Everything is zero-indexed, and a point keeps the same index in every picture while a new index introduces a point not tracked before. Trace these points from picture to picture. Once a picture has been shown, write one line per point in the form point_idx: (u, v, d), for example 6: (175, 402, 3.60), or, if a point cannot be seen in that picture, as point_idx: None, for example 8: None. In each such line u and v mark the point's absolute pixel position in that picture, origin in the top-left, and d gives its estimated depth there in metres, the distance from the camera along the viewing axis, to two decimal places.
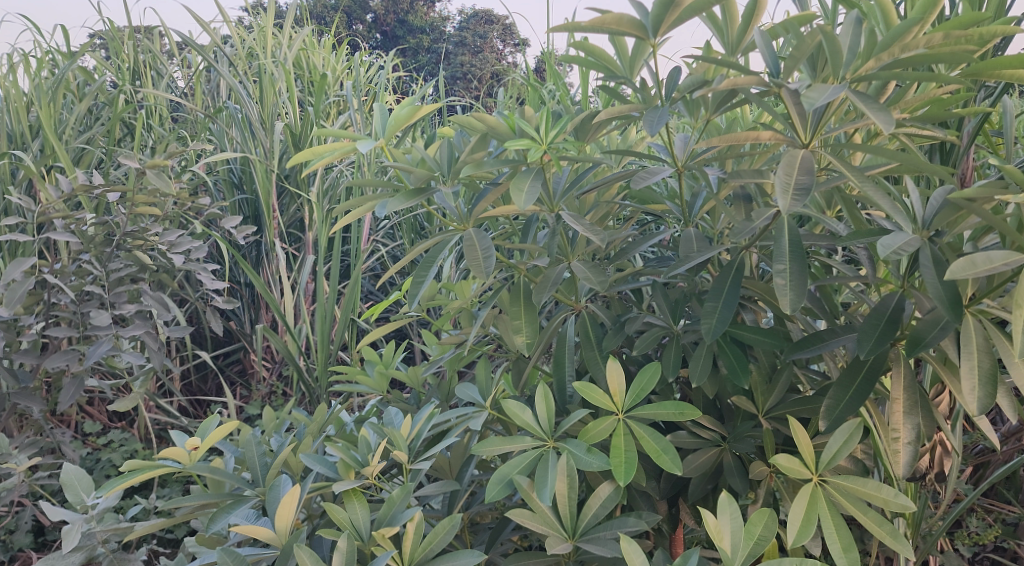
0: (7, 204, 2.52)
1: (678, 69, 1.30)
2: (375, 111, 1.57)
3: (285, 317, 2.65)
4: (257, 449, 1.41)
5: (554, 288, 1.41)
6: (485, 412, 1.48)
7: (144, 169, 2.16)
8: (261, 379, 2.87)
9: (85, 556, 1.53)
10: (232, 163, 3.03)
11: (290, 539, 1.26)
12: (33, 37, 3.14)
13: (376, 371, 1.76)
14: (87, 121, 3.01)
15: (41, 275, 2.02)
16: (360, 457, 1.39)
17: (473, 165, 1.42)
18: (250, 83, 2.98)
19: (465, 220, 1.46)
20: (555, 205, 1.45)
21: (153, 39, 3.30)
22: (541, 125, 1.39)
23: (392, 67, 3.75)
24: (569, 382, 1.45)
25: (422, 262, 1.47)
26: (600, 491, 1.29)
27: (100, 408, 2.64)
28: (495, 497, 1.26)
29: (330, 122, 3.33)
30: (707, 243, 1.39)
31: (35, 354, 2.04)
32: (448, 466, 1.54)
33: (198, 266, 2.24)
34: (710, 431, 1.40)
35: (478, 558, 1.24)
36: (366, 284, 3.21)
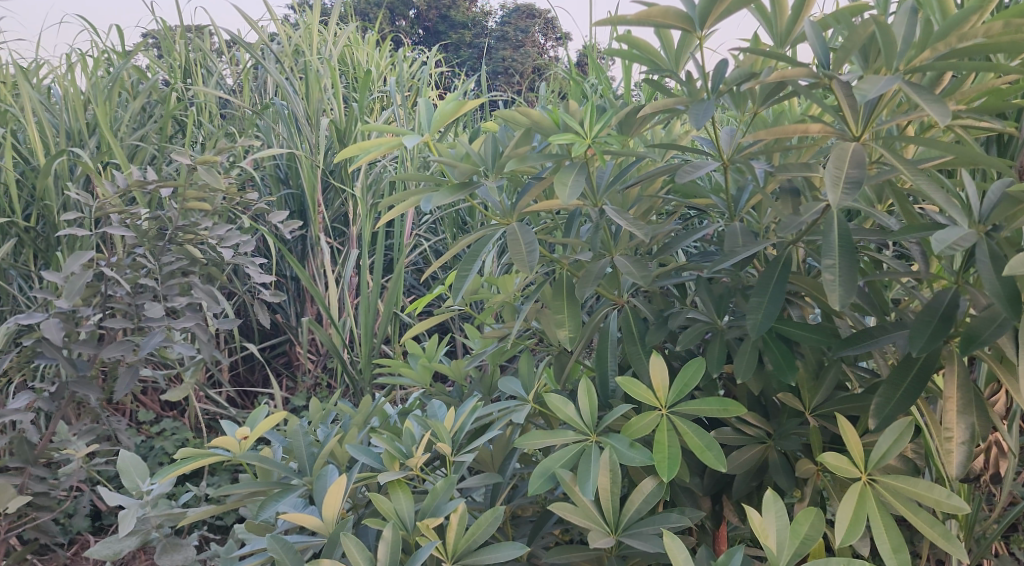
0: (66, 199, 2.59)
1: (725, 61, 1.27)
2: (420, 106, 1.59)
3: (330, 310, 2.68)
4: (304, 438, 1.44)
5: (597, 282, 1.41)
6: (528, 405, 1.49)
7: (195, 165, 2.21)
8: (306, 371, 2.91)
9: (140, 541, 1.57)
10: (279, 159, 3.09)
11: (337, 528, 1.28)
12: (90, 37, 3.24)
13: (421, 363, 1.78)
14: (141, 118, 3.09)
15: (98, 268, 2.08)
16: (404, 449, 1.41)
17: (517, 160, 1.43)
18: (296, 80, 3.03)
19: (509, 215, 1.46)
20: (599, 200, 1.45)
21: (204, 37, 3.37)
22: (585, 119, 1.39)
23: (435, 62, 3.77)
24: (612, 376, 1.45)
25: (466, 256, 1.48)
26: (643, 486, 1.29)
27: (153, 397, 2.70)
28: (538, 490, 1.27)
29: (374, 117, 3.37)
30: (753, 237, 1.37)
31: (94, 344, 2.09)
32: (490, 459, 1.55)
33: (247, 261, 2.27)
34: (755, 428, 1.39)
35: (520, 551, 1.24)
36: (409, 278, 3.24)
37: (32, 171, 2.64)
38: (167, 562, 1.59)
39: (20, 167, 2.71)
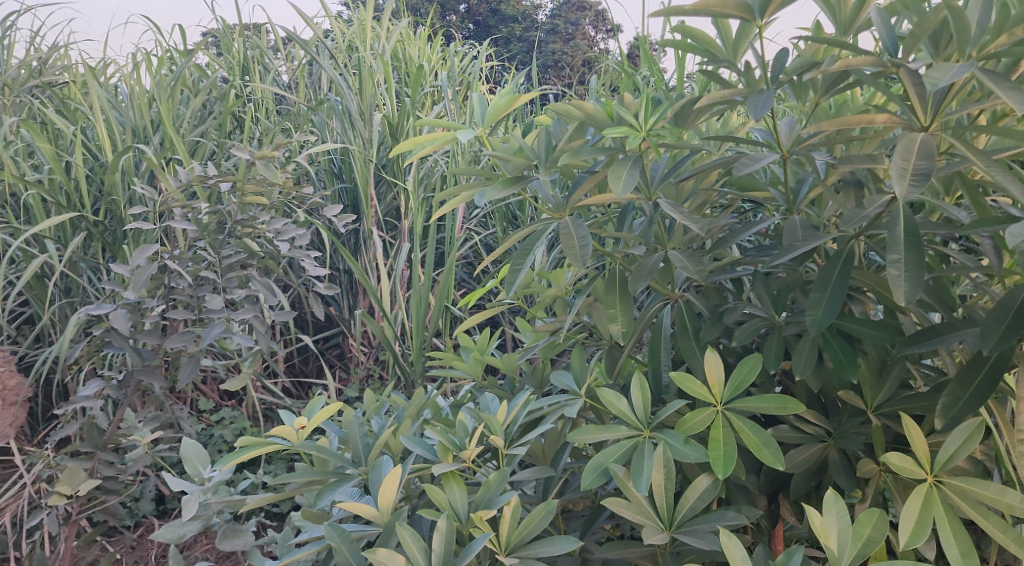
0: (132, 193, 2.66)
1: (785, 51, 1.25)
2: (474, 100, 1.60)
3: (382, 303, 2.71)
4: (359, 429, 1.46)
5: (650, 276, 1.40)
6: (580, 400, 1.49)
7: (254, 160, 2.25)
8: (358, 363, 2.94)
9: (202, 525, 1.61)
10: (333, 154, 3.13)
11: (392, 518, 1.30)
12: (154, 36, 3.33)
13: (472, 356, 1.79)
14: (201, 115, 3.17)
15: (163, 261, 2.13)
16: (458, 441, 1.42)
17: (571, 153, 1.42)
18: (350, 75, 3.07)
19: (561, 208, 1.46)
20: (652, 193, 1.43)
21: (262, 35, 3.43)
22: (640, 111, 1.37)
23: (486, 56, 3.78)
24: (666, 371, 1.43)
25: (519, 250, 1.48)
26: (698, 482, 1.28)
27: (212, 386, 2.77)
28: (590, 485, 1.26)
29: (426, 112, 3.39)
30: (813, 230, 1.34)
31: (158, 335, 2.15)
32: (542, 453, 1.57)
33: (303, 254, 2.31)
34: (814, 426, 1.36)
35: (573, 545, 1.24)
36: (461, 272, 3.25)
37: (100, 167, 2.72)
38: (227, 546, 1.63)
39: (88, 163, 2.80)
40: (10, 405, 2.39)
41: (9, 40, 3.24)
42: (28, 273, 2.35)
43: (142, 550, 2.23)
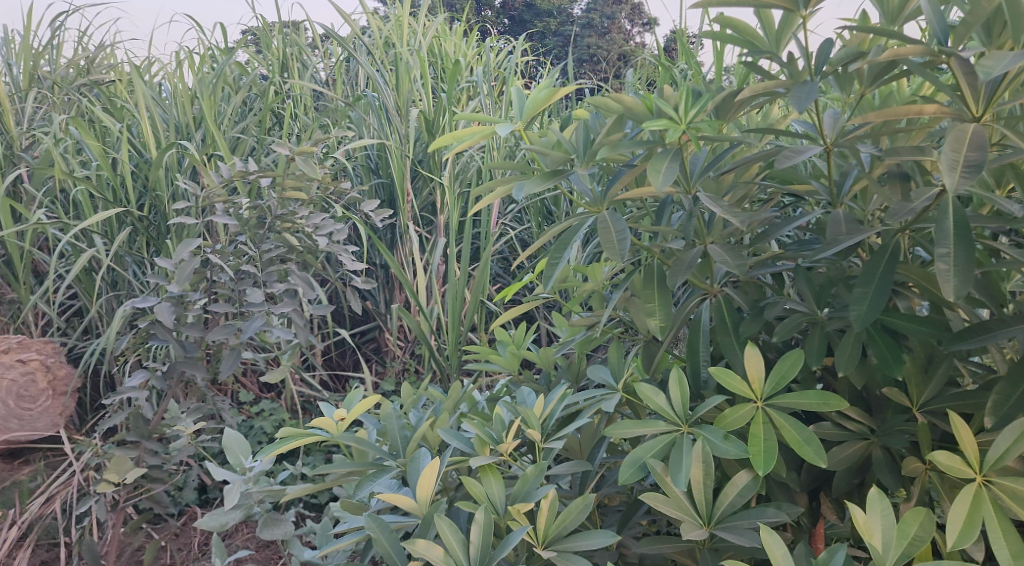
0: (175, 189, 2.71)
1: (831, 41, 1.23)
2: (513, 94, 1.60)
3: (418, 297, 2.72)
4: (398, 422, 1.48)
5: (689, 270, 1.39)
6: (617, 394, 1.48)
7: (293, 156, 2.27)
8: (394, 356, 2.96)
9: (244, 514, 1.64)
10: (370, 150, 3.15)
11: (430, 510, 1.31)
12: (196, 35, 3.38)
13: (509, 350, 1.79)
14: (241, 112, 3.21)
15: (205, 255, 2.16)
16: (495, 434, 1.43)
17: (609, 147, 1.42)
18: (387, 71, 3.09)
19: (599, 203, 1.46)
20: (692, 186, 1.42)
21: (300, 31, 3.46)
22: (681, 104, 1.36)
23: (522, 51, 3.77)
24: (705, 367, 1.42)
25: (556, 245, 1.48)
26: (737, 478, 1.27)
27: (252, 378, 2.81)
28: (628, 480, 1.26)
29: (462, 107, 3.40)
30: (857, 224, 1.32)
31: (200, 327, 2.19)
32: (579, 447, 1.57)
33: (342, 249, 2.33)
34: (858, 423, 1.34)
35: (611, 540, 1.24)
36: (496, 266, 3.26)
37: (144, 163, 2.77)
38: (268, 535, 1.66)
39: (134, 159, 2.85)
40: (60, 395, 2.52)
41: (57, 39, 3.31)
42: (76, 267, 2.40)
43: (185, 538, 2.28)
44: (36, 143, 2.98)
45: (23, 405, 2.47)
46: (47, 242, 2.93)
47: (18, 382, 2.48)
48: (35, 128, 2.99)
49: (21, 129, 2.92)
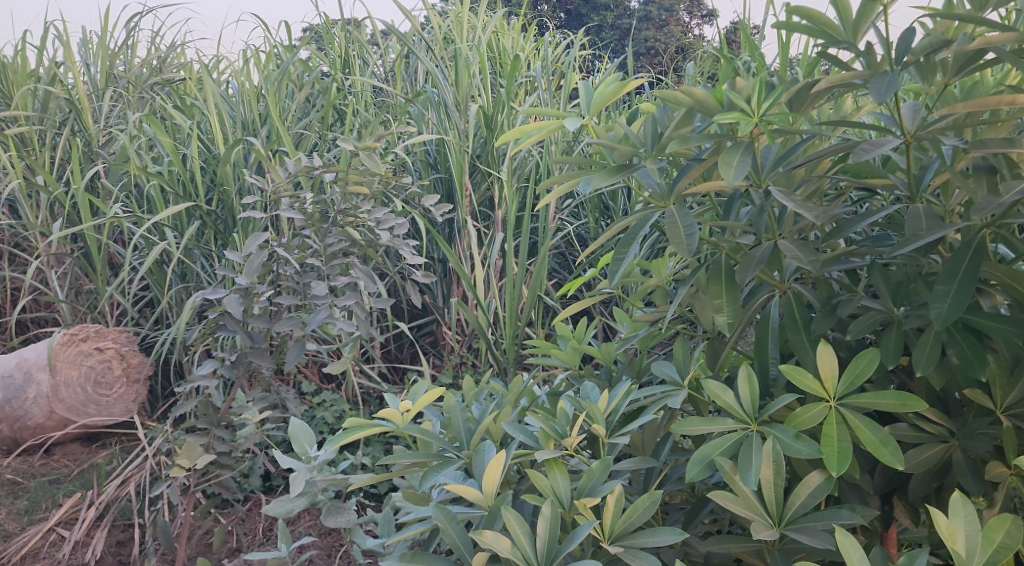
0: (242, 183, 2.77)
1: (913, 29, 1.19)
2: (580, 88, 1.59)
3: (476, 291, 2.73)
4: (461, 414, 1.49)
5: (759, 266, 1.36)
6: (683, 390, 1.46)
7: (357, 151, 2.29)
8: (452, 350, 2.98)
9: (309, 501, 1.67)
10: (429, 145, 3.17)
11: (496, 502, 1.32)
12: (262, 33, 3.45)
13: (569, 345, 1.77)
14: (305, 108, 3.27)
15: (272, 248, 2.20)
16: (560, 428, 1.43)
17: (679, 141, 1.39)
18: (447, 67, 3.11)
19: (667, 197, 1.44)
20: (762, 180, 1.39)
21: (361, 29, 3.50)
22: (754, 96, 1.33)
23: (580, 45, 3.75)
24: (774, 364, 1.39)
25: (622, 240, 1.47)
26: (809, 479, 1.24)
27: (314, 369, 2.86)
28: (696, 477, 1.25)
29: (520, 103, 3.40)
30: (938, 219, 1.28)
31: (267, 319, 2.23)
32: (642, 443, 1.55)
33: (403, 243, 2.34)
34: (936, 425, 1.30)
35: (677, 537, 1.25)
36: (553, 261, 3.25)
37: (213, 158, 2.84)
38: (331, 522, 1.69)
39: (203, 155, 2.92)
40: (133, 381, 2.62)
41: (132, 39, 3.42)
42: (148, 259, 2.48)
43: (250, 523, 2.33)
44: (112, 140, 3.09)
45: (100, 391, 2.59)
46: (122, 235, 3.04)
47: (96, 368, 2.59)
48: (111, 126, 3.09)
49: (98, 127, 3.02)
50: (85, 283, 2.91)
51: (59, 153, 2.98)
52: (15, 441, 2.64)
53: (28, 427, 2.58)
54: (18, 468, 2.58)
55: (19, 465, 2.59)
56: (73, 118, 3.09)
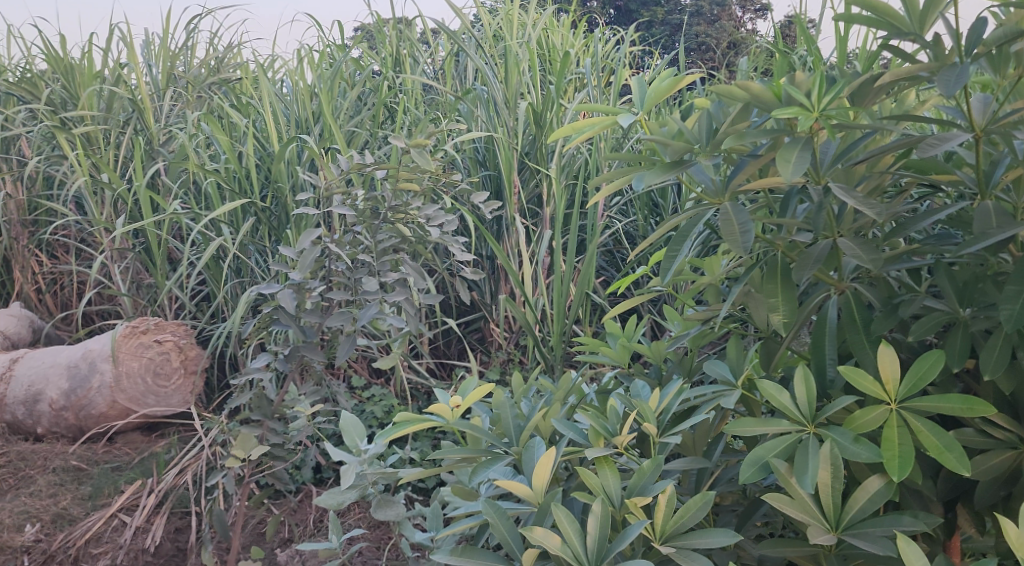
0: (295, 180, 2.80)
1: (984, 20, 1.15)
2: (634, 83, 1.56)
3: (524, 288, 2.72)
4: (511, 410, 1.48)
5: (817, 265, 1.33)
6: (738, 390, 1.43)
7: (408, 148, 2.29)
8: (500, 346, 2.98)
9: (359, 494, 1.69)
10: (478, 143, 3.17)
11: (545, 498, 1.32)
12: (316, 33, 3.49)
13: (619, 342, 1.75)
14: (356, 106, 3.30)
15: (325, 245, 2.22)
16: (610, 427, 1.42)
17: (734, 137, 1.36)
18: (496, 64, 3.10)
19: (721, 194, 1.41)
20: (821, 177, 1.36)
21: (412, 27, 3.52)
22: (814, 90, 1.29)
23: (631, 41, 3.71)
24: (831, 365, 1.35)
25: (675, 237, 1.45)
26: (869, 484, 1.21)
27: (364, 364, 2.89)
28: (750, 479, 1.22)
29: (570, 99, 3.38)
30: (1008, 217, 1.24)
31: (319, 314, 2.25)
32: (693, 444, 1.53)
33: (453, 240, 2.34)
34: (1004, 430, 1.26)
35: (730, 539, 1.23)
36: (602, 259, 3.22)
37: (268, 156, 2.88)
38: (381, 515, 1.70)
39: (258, 153, 2.97)
40: (190, 373, 2.71)
41: (191, 41, 3.49)
42: (205, 255, 2.53)
43: (301, 514, 2.35)
44: (172, 139, 3.16)
45: (159, 382, 2.66)
46: (180, 230, 3.11)
47: (156, 360, 2.65)
48: (171, 125, 3.17)
49: (159, 126, 3.10)
50: (145, 277, 2.99)
51: (122, 152, 3.06)
52: (80, 429, 2.73)
53: (93, 416, 2.67)
54: (82, 456, 2.66)
55: (84, 453, 2.67)
56: (136, 117, 3.17)
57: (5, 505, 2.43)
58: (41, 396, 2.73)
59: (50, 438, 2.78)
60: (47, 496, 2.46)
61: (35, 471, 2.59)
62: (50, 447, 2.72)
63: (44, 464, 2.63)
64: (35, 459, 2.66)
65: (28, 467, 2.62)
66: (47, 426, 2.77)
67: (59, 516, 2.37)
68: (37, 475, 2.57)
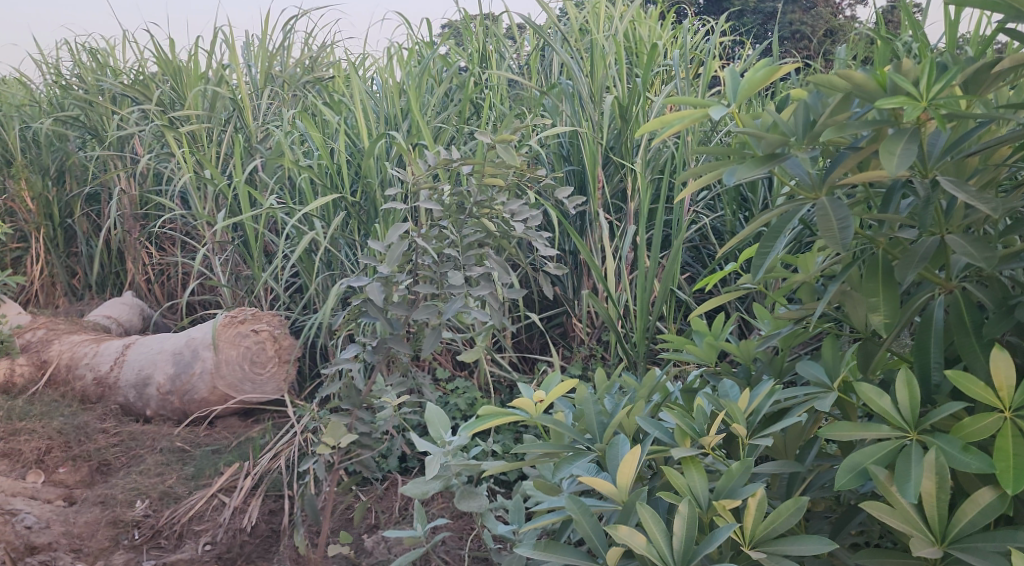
0: (384, 175, 2.84)
1: None
2: (726, 75, 1.52)
3: (607, 283, 2.69)
4: (594, 407, 1.46)
5: (922, 262, 1.28)
6: (834, 392, 1.38)
7: (494, 143, 2.28)
8: (582, 341, 2.95)
9: (444, 484, 1.70)
10: (563, 137, 3.15)
11: (630, 496, 1.30)
12: (405, 31, 3.54)
13: (706, 340, 1.70)
14: (444, 103, 3.33)
15: (413, 239, 2.24)
16: (697, 426, 1.39)
17: (834, 129, 1.30)
18: (582, 57, 3.07)
19: (818, 188, 1.35)
20: (929, 170, 1.29)
21: (498, 23, 3.52)
22: (923, 79, 1.23)
23: (722, 31, 3.61)
24: (936, 369, 1.29)
25: (768, 232, 1.41)
26: (979, 496, 1.15)
27: (448, 356, 2.93)
28: (847, 485, 1.18)
29: (657, 93, 3.32)
30: None
31: (406, 307, 2.27)
32: (783, 447, 1.48)
33: (537, 234, 2.32)
34: None
35: (824, 547, 1.19)
36: (688, 255, 3.17)
37: (358, 152, 2.94)
38: (464, 506, 1.71)
39: (349, 149, 3.03)
40: (285, 362, 2.76)
41: (287, 41, 3.59)
42: (298, 249, 2.59)
43: (388, 501, 2.39)
44: (269, 136, 3.25)
45: (256, 369, 2.75)
46: (276, 224, 3.20)
47: (252, 349, 2.76)
48: (268, 123, 3.27)
49: (257, 124, 3.20)
50: (243, 269, 3.09)
51: (223, 148, 3.19)
52: (184, 412, 2.89)
53: (195, 400, 2.83)
54: (186, 438, 2.79)
55: (188, 435, 2.80)
56: (237, 116, 3.27)
57: (117, 482, 2.56)
58: (150, 380, 2.93)
59: (158, 420, 2.95)
60: (155, 474, 2.58)
61: (144, 451, 2.74)
62: (158, 429, 2.88)
63: (153, 444, 2.77)
64: (144, 440, 2.82)
65: (138, 447, 2.77)
66: (155, 409, 2.94)
67: (166, 493, 2.48)
68: (146, 454, 2.71)
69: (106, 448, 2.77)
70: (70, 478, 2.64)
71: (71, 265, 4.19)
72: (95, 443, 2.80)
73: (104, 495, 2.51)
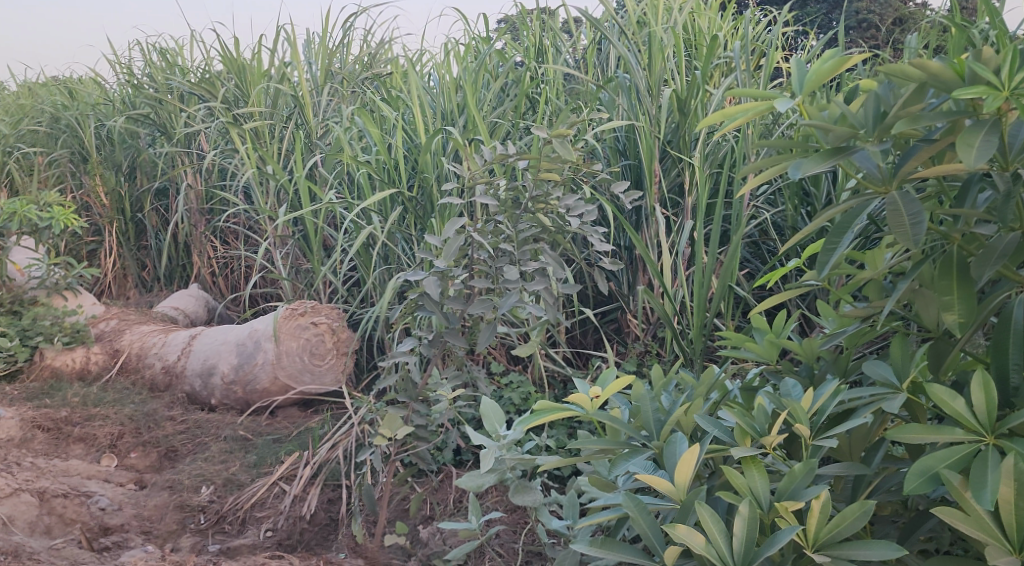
0: (440, 170, 2.85)
1: None
2: (793, 66, 1.47)
3: (664, 279, 2.65)
4: (651, 403, 1.44)
5: (1001, 260, 1.23)
6: (903, 393, 1.33)
7: (549, 137, 2.25)
8: (637, 338, 2.91)
9: (498, 477, 1.70)
10: (620, 132, 3.12)
11: (688, 495, 1.28)
12: (462, 26, 3.54)
13: (767, 337, 1.66)
14: (501, 97, 3.32)
15: (469, 234, 2.24)
16: (758, 425, 1.36)
17: (907, 120, 1.25)
18: (639, 50, 3.03)
19: (888, 182, 1.30)
20: (1009, 163, 1.24)
21: (555, 17, 3.50)
22: (1005, 68, 1.17)
23: (785, 21, 3.53)
24: (1015, 370, 1.23)
25: (834, 228, 1.36)
26: None
27: (503, 350, 2.92)
28: (918, 490, 1.14)
29: (716, 86, 3.26)
30: None
31: (462, 301, 2.27)
32: (849, 448, 1.44)
33: (593, 230, 2.28)
34: None
35: (892, 552, 1.15)
36: (747, 250, 3.11)
37: (415, 148, 2.95)
38: (519, 500, 1.71)
39: (406, 144, 3.04)
40: (342, 354, 2.81)
41: (347, 38, 3.62)
42: (355, 244, 2.61)
43: (443, 493, 2.40)
44: (329, 132, 3.29)
45: (315, 360, 2.83)
46: (335, 219, 3.24)
47: (312, 340, 2.83)
48: (328, 119, 3.31)
49: (317, 120, 3.24)
50: (303, 262, 3.14)
51: (285, 144, 3.24)
52: (246, 402, 2.95)
53: (257, 390, 2.89)
54: (249, 427, 2.85)
55: (250, 424, 2.86)
56: (298, 112, 3.32)
57: (184, 468, 2.62)
58: (214, 370, 3.00)
59: (222, 409, 3.02)
60: (219, 461, 2.63)
61: (210, 438, 2.80)
62: (222, 417, 2.94)
63: (217, 432, 2.83)
64: (209, 428, 2.88)
65: (203, 434, 2.83)
66: (219, 398, 3.01)
67: (229, 480, 2.52)
68: (211, 441, 2.78)
69: (173, 435, 2.85)
70: (141, 463, 2.73)
71: (141, 257, 4.31)
72: (163, 430, 2.88)
73: (172, 480, 2.57)
